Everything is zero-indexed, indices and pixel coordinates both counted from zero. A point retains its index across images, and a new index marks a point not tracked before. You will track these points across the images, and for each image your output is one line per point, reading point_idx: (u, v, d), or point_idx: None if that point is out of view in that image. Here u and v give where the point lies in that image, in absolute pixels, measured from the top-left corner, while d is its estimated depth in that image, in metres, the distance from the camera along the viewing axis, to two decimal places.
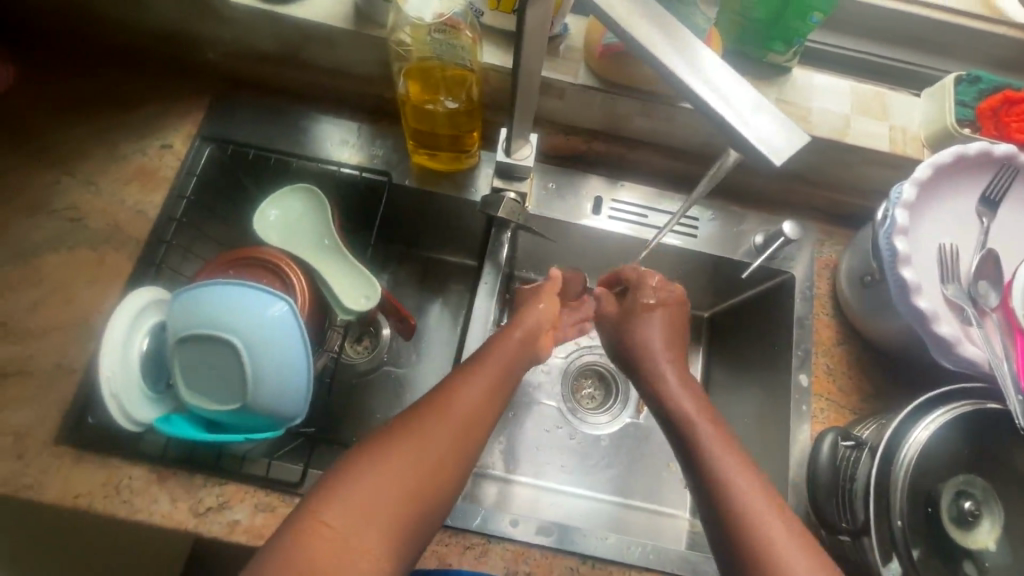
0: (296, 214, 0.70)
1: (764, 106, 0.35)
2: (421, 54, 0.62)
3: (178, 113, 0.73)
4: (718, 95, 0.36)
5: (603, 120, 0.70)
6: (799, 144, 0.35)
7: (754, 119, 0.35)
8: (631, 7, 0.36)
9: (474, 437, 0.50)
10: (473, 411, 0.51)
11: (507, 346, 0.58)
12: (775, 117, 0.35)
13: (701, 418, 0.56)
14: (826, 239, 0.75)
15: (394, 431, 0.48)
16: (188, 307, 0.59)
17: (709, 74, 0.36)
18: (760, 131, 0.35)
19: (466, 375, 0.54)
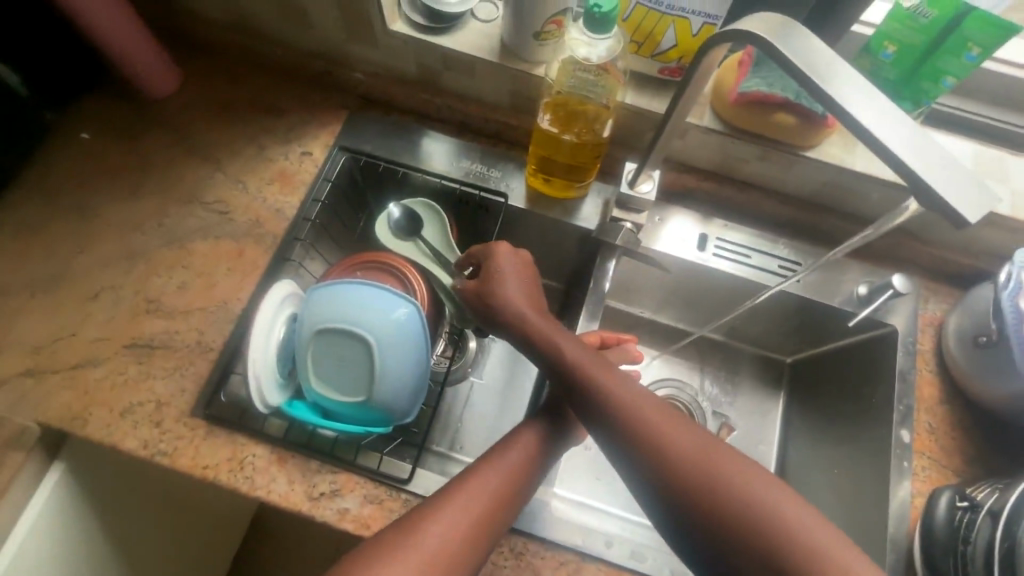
0: (417, 226, 0.75)
1: (957, 169, 0.38)
2: (560, 89, 0.66)
3: (317, 125, 0.80)
4: (918, 152, 0.38)
5: (717, 163, 0.73)
6: (990, 209, 0.38)
7: (944, 177, 0.38)
8: (828, 62, 0.40)
9: (487, 533, 0.54)
10: (507, 475, 0.57)
11: (523, 445, 0.60)
12: (966, 179, 0.38)
13: (646, 419, 0.51)
14: (930, 296, 0.74)
15: (393, 533, 0.52)
16: (325, 302, 0.64)
17: (907, 135, 0.38)
18: (954, 190, 0.38)
19: (464, 475, 0.57)
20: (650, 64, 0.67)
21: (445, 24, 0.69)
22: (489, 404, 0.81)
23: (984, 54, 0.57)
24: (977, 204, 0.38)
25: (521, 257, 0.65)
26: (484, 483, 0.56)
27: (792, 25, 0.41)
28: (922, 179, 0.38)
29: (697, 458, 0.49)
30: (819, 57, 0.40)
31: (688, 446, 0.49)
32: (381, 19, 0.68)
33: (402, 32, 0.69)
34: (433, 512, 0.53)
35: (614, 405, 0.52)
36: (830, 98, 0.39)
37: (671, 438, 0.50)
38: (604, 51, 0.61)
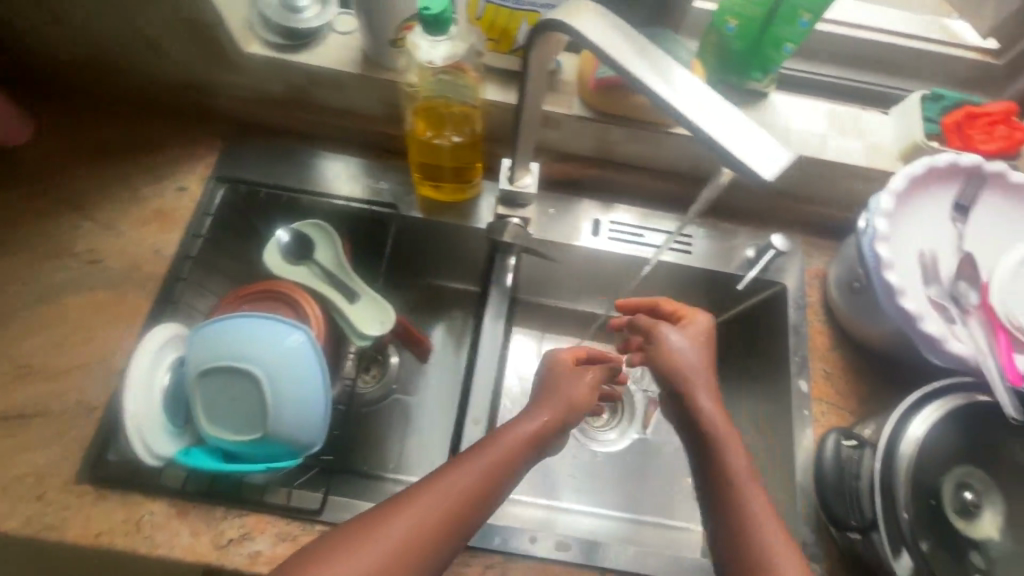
0: (308, 248, 0.73)
1: (753, 125, 0.36)
2: (427, 94, 0.66)
3: (191, 157, 0.76)
4: (717, 117, 0.37)
5: (595, 148, 0.75)
6: (785, 164, 0.35)
7: (741, 136, 0.36)
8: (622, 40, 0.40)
9: (455, 532, 0.50)
10: (497, 463, 0.54)
11: (512, 440, 0.56)
12: (766, 134, 0.36)
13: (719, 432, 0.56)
14: (813, 250, 0.78)
15: (354, 529, 0.49)
16: (209, 341, 0.61)
17: (699, 104, 0.37)
18: (751, 148, 0.36)
19: (442, 472, 0.53)
20: (509, 60, 0.68)
21: (301, 40, 0.67)
22: (419, 419, 0.81)
23: (814, 20, 0.61)
24: (775, 158, 0.36)
25: (708, 324, 0.64)
26: (464, 477, 0.52)
27: (586, 8, 0.41)
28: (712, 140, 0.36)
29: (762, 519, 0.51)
30: (614, 34, 0.40)
31: (761, 512, 0.51)
32: (233, 42, 0.65)
33: (260, 55, 0.67)
34: (399, 510, 0.50)
35: (713, 453, 0.55)
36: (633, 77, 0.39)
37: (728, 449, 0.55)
38: (446, 54, 0.59)
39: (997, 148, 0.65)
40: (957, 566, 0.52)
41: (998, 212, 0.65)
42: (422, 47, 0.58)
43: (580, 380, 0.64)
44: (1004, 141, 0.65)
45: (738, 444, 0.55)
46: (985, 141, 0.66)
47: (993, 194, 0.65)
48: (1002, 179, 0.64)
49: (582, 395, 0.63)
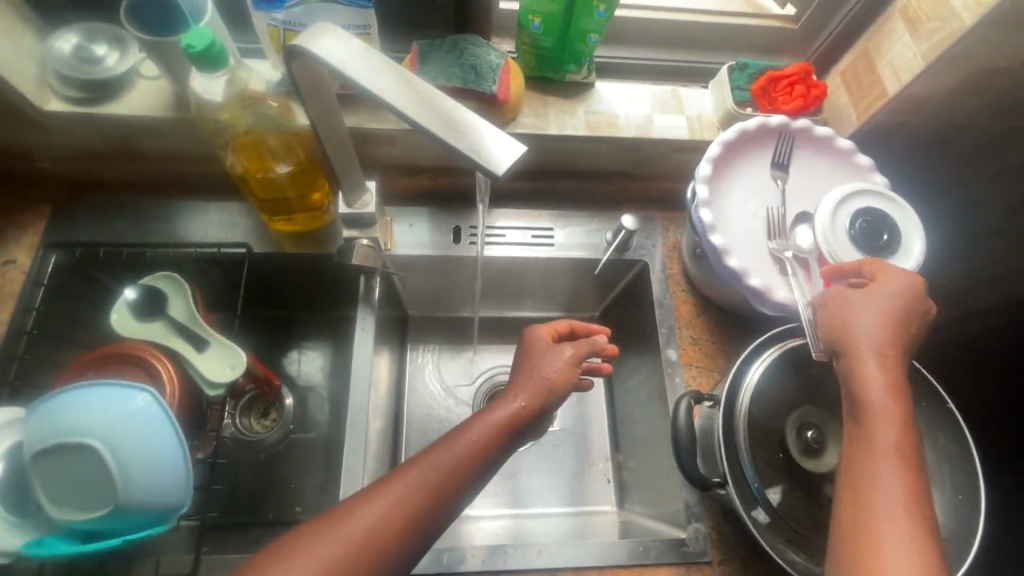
0: (152, 302, 0.69)
1: (488, 127, 0.40)
2: (242, 127, 0.64)
3: (17, 228, 0.72)
4: (442, 121, 0.40)
5: (439, 157, 0.76)
6: (517, 156, 0.38)
7: (475, 136, 0.39)
8: (377, 59, 0.41)
9: (409, 532, 0.50)
10: (463, 456, 0.54)
11: (483, 427, 0.56)
12: (498, 134, 0.39)
13: (878, 403, 0.48)
14: (670, 224, 0.82)
15: (306, 533, 0.49)
16: (43, 419, 0.57)
17: (444, 105, 0.40)
18: (487, 147, 0.39)
19: (398, 472, 0.52)
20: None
21: (103, 91, 0.65)
22: (318, 455, 0.80)
23: (610, 11, 0.63)
24: (509, 154, 0.39)
25: (911, 281, 0.53)
26: (427, 473, 0.52)
27: (329, 29, 0.42)
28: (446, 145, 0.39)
29: (871, 444, 0.47)
30: (358, 55, 0.41)
31: (880, 437, 0.47)
32: (28, 104, 0.62)
33: (62, 112, 0.65)
34: (350, 514, 0.49)
35: (859, 422, 0.49)
36: (372, 91, 0.41)
37: (874, 412, 0.48)
38: (225, 84, 0.60)
39: (797, 107, 0.70)
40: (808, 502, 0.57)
41: (812, 165, 0.69)
42: (203, 87, 0.60)
43: (550, 361, 0.62)
44: (802, 99, 0.70)
45: (892, 418, 0.48)
46: (787, 102, 0.71)
47: (805, 149, 0.69)
48: (809, 134, 0.68)
49: (566, 368, 0.62)
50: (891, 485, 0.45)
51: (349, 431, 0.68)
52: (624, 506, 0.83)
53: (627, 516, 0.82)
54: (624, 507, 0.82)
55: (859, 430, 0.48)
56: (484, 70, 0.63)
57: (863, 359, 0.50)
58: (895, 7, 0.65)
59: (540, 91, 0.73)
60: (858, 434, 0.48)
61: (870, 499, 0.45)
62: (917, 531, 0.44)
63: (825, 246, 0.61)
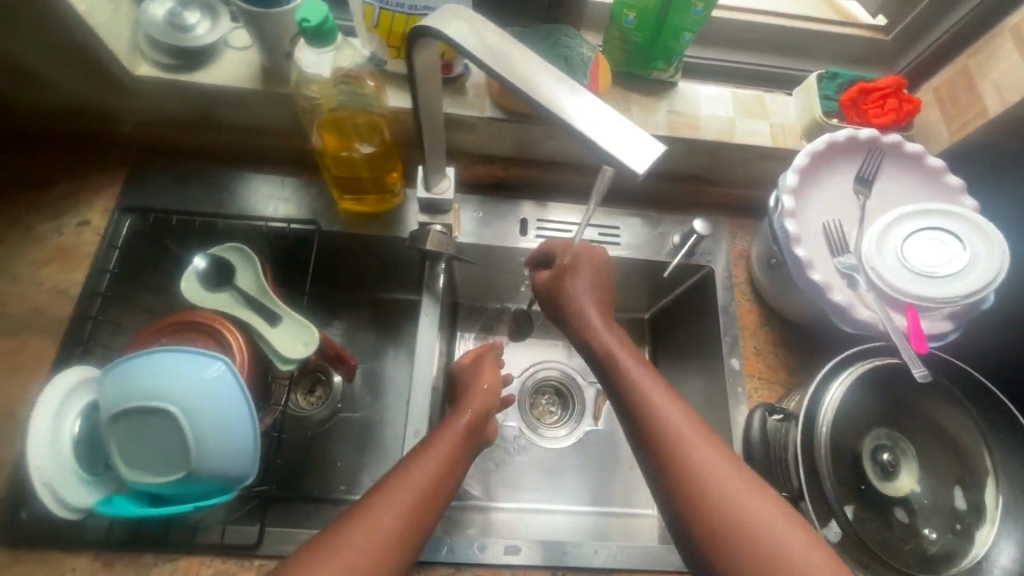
0: (223, 273, 0.70)
1: (623, 124, 0.38)
2: (330, 105, 0.64)
3: (93, 190, 0.72)
4: (582, 112, 0.39)
5: (515, 148, 0.75)
6: (655, 157, 0.37)
7: (609, 131, 0.38)
8: (507, 48, 0.41)
9: (420, 526, 0.52)
10: (449, 449, 0.57)
11: (455, 431, 0.59)
12: (636, 131, 0.38)
13: (659, 413, 0.54)
14: (737, 231, 0.81)
15: (322, 540, 0.48)
16: (119, 381, 0.58)
17: (566, 98, 0.39)
18: (625, 142, 0.38)
19: (398, 470, 0.54)
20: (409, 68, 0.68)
21: (193, 59, 0.65)
22: (366, 436, 0.80)
23: (708, 9, 0.61)
24: (647, 152, 0.37)
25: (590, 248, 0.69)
26: (431, 461, 0.55)
27: (463, 14, 0.42)
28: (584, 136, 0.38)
29: (670, 422, 0.53)
30: (495, 43, 0.41)
31: (674, 418, 0.54)
32: (120, 66, 0.63)
33: (150, 77, 0.65)
34: (368, 515, 0.50)
35: (667, 446, 0.52)
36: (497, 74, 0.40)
37: (674, 434, 0.52)
38: (335, 62, 0.59)
39: (890, 121, 0.68)
40: (880, 525, 0.56)
41: (898, 183, 0.67)
42: (310, 62, 0.58)
43: (480, 380, 0.68)
44: (895, 113, 0.68)
45: (687, 422, 0.53)
46: (878, 115, 0.69)
47: (892, 166, 0.67)
48: (900, 151, 0.66)
49: (489, 374, 0.69)
50: (746, 500, 0.48)
51: (410, 415, 0.69)
52: None
53: None
54: None
55: (668, 456, 0.52)
56: (577, 63, 0.62)
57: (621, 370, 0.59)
58: (1005, 23, 0.63)
59: (624, 86, 0.72)
60: (667, 461, 0.52)
61: (743, 530, 0.47)
62: (784, 517, 0.47)
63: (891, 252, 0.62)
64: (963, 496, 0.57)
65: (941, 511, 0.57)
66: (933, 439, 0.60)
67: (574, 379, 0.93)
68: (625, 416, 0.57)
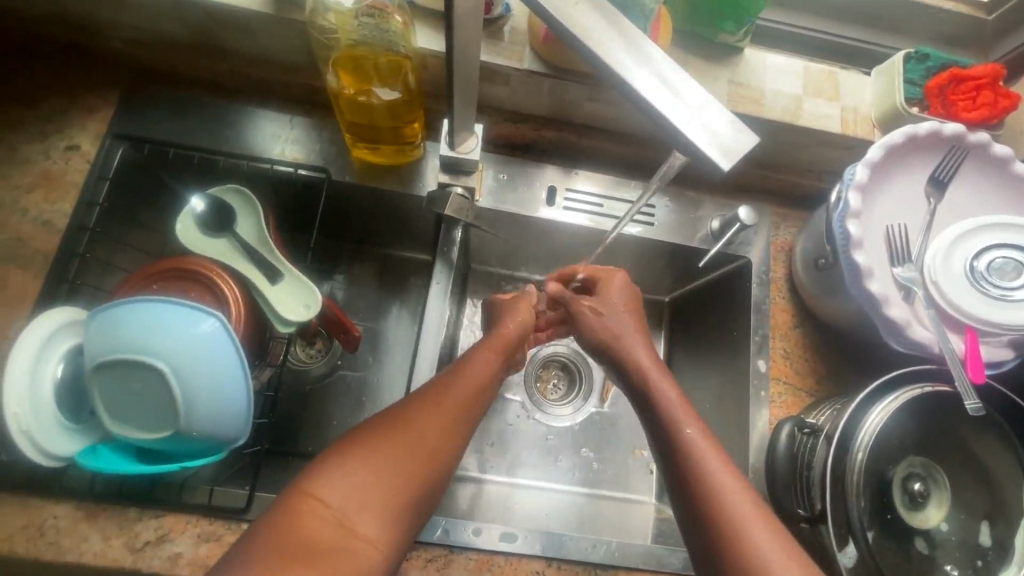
0: (222, 219, 0.64)
1: (708, 107, 0.32)
2: (349, 40, 0.56)
3: (82, 111, 0.66)
4: (663, 90, 0.32)
5: (551, 106, 0.68)
6: (746, 150, 0.32)
7: (693, 115, 0.32)
8: None
9: (462, 430, 0.50)
10: (484, 370, 0.54)
11: (489, 354, 0.56)
12: (721, 114, 0.33)
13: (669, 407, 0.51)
14: (780, 221, 0.74)
15: (390, 416, 0.48)
16: (105, 329, 0.53)
17: (635, 69, 0.32)
18: (707, 130, 0.32)
19: (461, 368, 0.54)
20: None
21: None
22: (363, 395, 0.76)
23: None
24: (733, 145, 0.32)
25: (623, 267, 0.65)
26: (461, 382, 0.52)
27: None
28: (664, 117, 0.32)
29: (739, 510, 0.43)
30: None
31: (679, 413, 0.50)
32: None
33: None
34: (434, 405, 0.49)
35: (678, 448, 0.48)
36: (563, 28, 0.32)
37: (690, 437, 0.48)
38: None
39: (982, 116, 0.60)
40: (902, 558, 0.52)
41: (975, 188, 0.60)
42: None
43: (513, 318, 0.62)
44: (989, 108, 0.60)
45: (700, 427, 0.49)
46: (968, 109, 0.61)
47: (971, 169, 0.60)
48: (984, 153, 0.59)
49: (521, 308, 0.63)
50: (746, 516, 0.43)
51: (411, 385, 0.64)
52: (663, 500, 0.80)
53: (665, 512, 0.79)
54: (663, 503, 0.80)
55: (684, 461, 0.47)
56: (637, 15, 0.54)
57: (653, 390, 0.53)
58: None
59: (684, 48, 0.64)
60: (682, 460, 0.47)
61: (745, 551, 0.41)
62: (786, 543, 0.42)
63: (968, 270, 0.55)
64: (989, 532, 0.54)
65: (969, 547, 0.54)
66: (966, 467, 0.56)
67: (583, 357, 0.89)
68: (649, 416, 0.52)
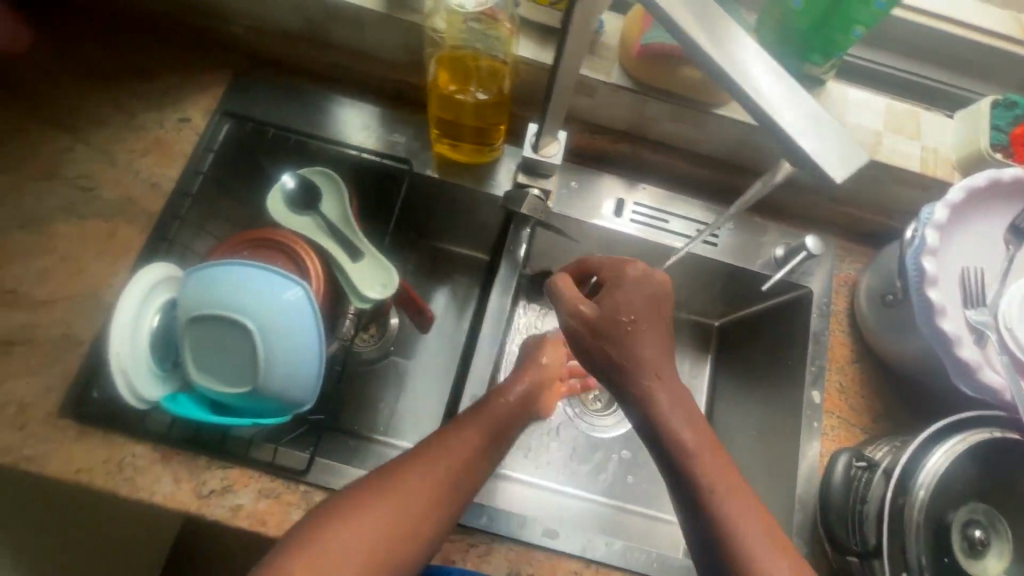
0: (312, 198, 0.68)
1: (822, 121, 0.34)
2: (454, 42, 0.61)
3: (196, 87, 0.71)
4: (780, 101, 0.34)
5: (631, 122, 0.70)
6: (857, 165, 0.33)
7: (806, 127, 0.34)
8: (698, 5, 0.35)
9: (467, 486, 0.51)
10: (499, 421, 0.56)
11: (505, 403, 0.58)
12: (834, 130, 0.34)
13: (686, 434, 0.48)
14: (845, 255, 0.74)
15: (382, 480, 0.49)
16: (202, 286, 0.58)
17: (757, 77, 0.35)
18: (820, 142, 0.34)
19: (477, 418, 0.55)
20: (548, 13, 0.65)
21: None
22: (416, 380, 0.78)
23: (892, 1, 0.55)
24: (844, 159, 0.34)
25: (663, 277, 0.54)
26: (467, 439, 0.53)
27: None
28: (778, 127, 0.34)
29: (764, 566, 0.44)
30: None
31: (700, 448, 0.48)
32: None
33: None
34: (431, 467, 0.50)
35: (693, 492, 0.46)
36: (686, 36, 0.34)
37: (705, 480, 0.46)
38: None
39: None
40: None
41: None
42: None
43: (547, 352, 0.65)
44: None
45: (720, 460, 0.48)
46: None
47: None
48: None
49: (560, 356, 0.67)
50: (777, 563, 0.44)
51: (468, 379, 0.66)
52: None
53: None
54: None
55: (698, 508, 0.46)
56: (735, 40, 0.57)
57: (660, 414, 0.49)
58: None
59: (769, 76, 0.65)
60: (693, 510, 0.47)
61: None
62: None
63: None
64: None
65: None
66: None
67: None
68: (654, 442, 0.49)
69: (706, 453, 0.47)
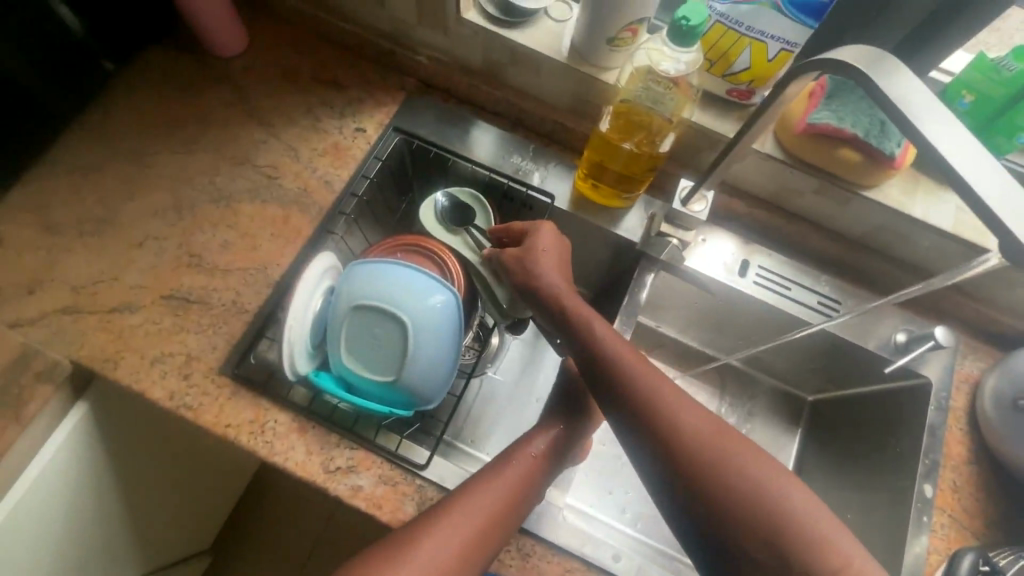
0: (460, 215, 0.74)
1: None
2: (627, 97, 0.67)
3: (374, 103, 0.80)
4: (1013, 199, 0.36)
5: (771, 191, 0.74)
6: None
7: None
8: (930, 104, 0.38)
9: (484, 543, 0.54)
10: (520, 478, 0.58)
11: (523, 458, 0.60)
12: None
13: (663, 397, 0.49)
14: (968, 351, 0.74)
15: (392, 541, 0.52)
16: (366, 278, 0.64)
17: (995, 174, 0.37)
18: None
19: (489, 474, 0.57)
20: (720, 83, 0.67)
21: (517, 19, 0.71)
22: (508, 396, 0.82)
23: None
24: None
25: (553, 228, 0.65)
26: (477, 498, 0.55)
27: (894, 65, 0.40)
28: (1000, 221, 0.36)
29: (803, 523, 0.43)
30: (918, 97, 0.39)
31: (686, 413, 0.48)
32: (457, 7, 0.70)
33: (475, 22, 0.71)
34: (432, 529, 0.53)
35: (690, 456, 0.46)
36: (914, 130, 0.38)
37: (687, 444, 0.46)
38: (684, 65, 0.61)
39: None
40: None
41: None
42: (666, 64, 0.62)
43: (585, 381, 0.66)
44: None
45: (698, 412, 0.49)
46: None
47: None
48: None
49: None
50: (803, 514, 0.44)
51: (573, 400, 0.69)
52: None
53: None
54: None
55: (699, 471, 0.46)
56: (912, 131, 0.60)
57: (629, 382, 0.50)
58: None
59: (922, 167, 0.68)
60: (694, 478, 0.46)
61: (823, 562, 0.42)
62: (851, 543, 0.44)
63: None
64: None
65: None
66: None
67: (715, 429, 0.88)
68: (627, 420, 0.50)
69: (703, 426, 0.47)
